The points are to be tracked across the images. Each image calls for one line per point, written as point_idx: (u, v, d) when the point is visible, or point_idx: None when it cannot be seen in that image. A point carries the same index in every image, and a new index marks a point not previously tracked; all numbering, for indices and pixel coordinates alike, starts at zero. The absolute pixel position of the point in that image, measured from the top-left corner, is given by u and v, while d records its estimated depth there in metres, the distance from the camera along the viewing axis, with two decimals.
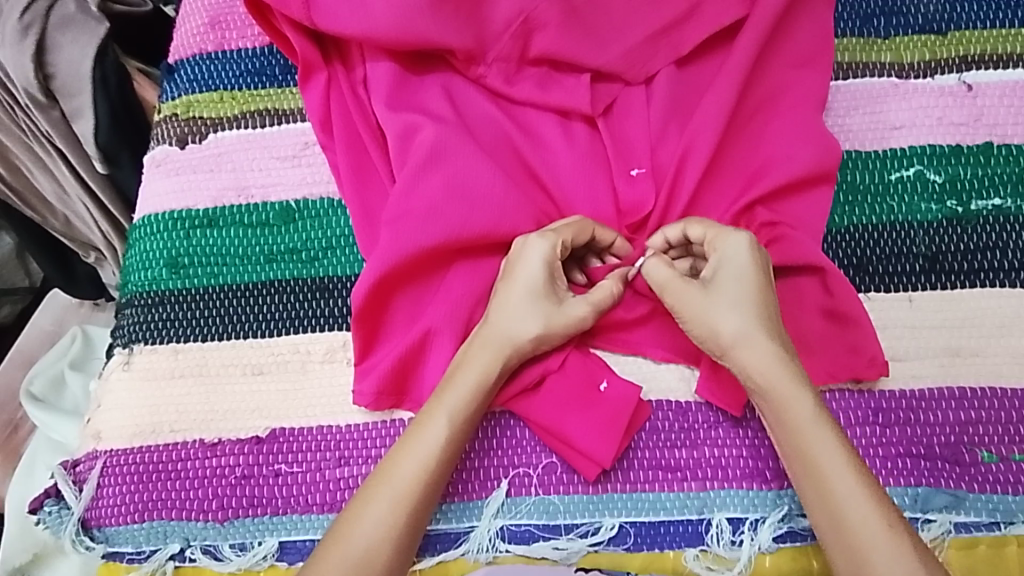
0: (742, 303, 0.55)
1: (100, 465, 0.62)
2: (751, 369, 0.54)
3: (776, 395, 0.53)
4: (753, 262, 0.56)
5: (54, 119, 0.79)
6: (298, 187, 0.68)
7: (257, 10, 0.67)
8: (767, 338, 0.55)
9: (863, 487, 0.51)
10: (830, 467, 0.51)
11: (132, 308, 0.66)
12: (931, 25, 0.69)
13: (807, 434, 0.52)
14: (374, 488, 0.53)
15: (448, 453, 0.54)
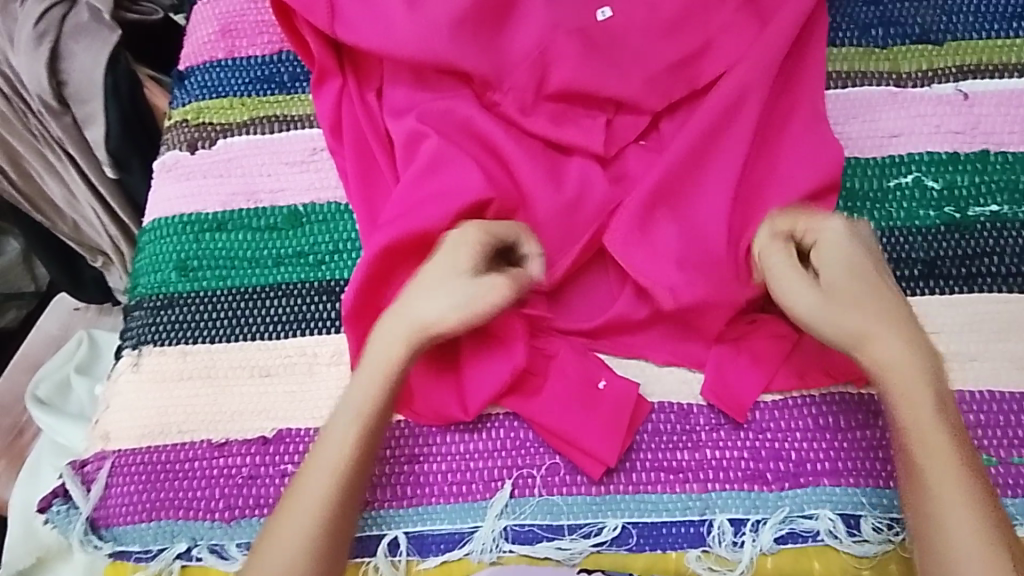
0: (828, 283, 0.56)
1: (109, 465, 0.63)
2: (885, 360, 0.55)
3: (902, 389, 0.54)
4: (848, 243, 0.57)
5: (66, 124, 0.81)
6: (305, 192, 0.69)
7: (281, 13, 0.69)
8: (900, 336, 0.55)
9: (974, 492, 0.51)
10: (949, 462, 0.52)
11: (142, 310, 0.67)
12: (929, 36, 0.70)
13: (934, 430, 0.53)
14: (301, 478, 0.55)
15: (363, 437, 0.56)
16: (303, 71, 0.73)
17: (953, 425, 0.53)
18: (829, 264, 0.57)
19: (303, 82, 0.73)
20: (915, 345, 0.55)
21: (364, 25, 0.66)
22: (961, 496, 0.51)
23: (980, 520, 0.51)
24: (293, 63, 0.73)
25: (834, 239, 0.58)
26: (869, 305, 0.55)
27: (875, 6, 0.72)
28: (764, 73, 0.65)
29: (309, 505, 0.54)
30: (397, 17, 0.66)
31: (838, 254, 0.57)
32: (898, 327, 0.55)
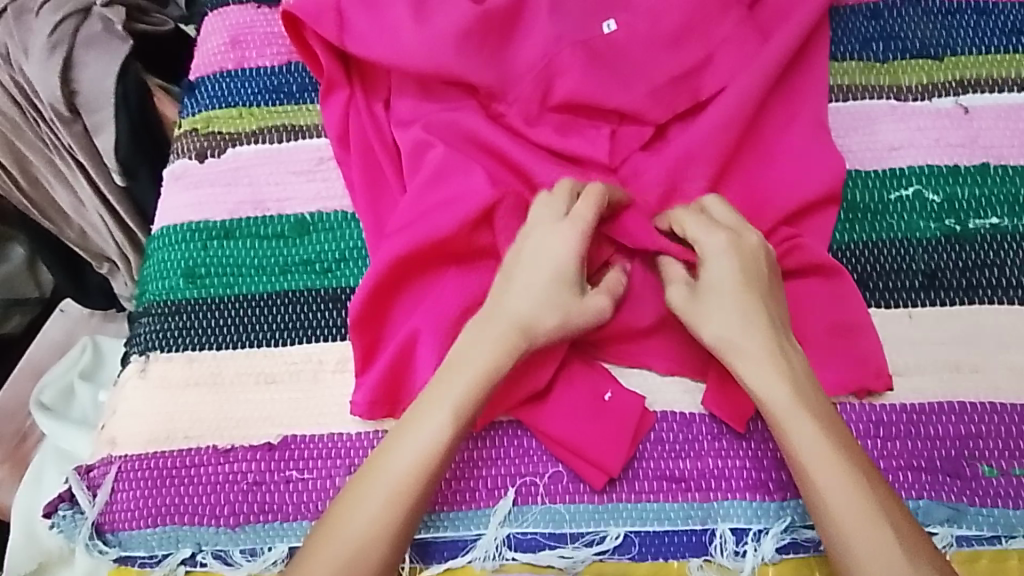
0: (732, 307, 0.57)
1: (115, 470, 0.63)
2: (743, 366, 0.56)
3: (761, 390, 0.56)
4: (730, 261, 0.59)
5: (77, 132, 0.82)
6: (312, 201, 0.70)
7: (291, 26, 0.69)
8: (758, 337, 0.57)
9: (853, 474, 0.52)
10: (826, 453, 0.53)
11: (149, 316, 0.67)
12: (928, 50, 0.71)
13: (796, 424, 0.54)
14: (371, 470, 0.54)
15: (444, 447, 0.55)
16: (311, 82, 0.74)
17: (818, 414, 0.54)
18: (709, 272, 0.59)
19: (311, 93, 0.74)
20: (773, 341, 0.57)
21: (371, 37, 0.67)
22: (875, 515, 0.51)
23: (863, 501, 0.51)
24: (301, 74, 0.74)
25: (717, 251, 0.59)
26: (726, 311, 0.58)
27: (876, 20, 0.73)
28: (766, 87, 0.66)
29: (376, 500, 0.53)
30: (404, 29, 0.67)
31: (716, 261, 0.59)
32: (760, 327, 0.57)
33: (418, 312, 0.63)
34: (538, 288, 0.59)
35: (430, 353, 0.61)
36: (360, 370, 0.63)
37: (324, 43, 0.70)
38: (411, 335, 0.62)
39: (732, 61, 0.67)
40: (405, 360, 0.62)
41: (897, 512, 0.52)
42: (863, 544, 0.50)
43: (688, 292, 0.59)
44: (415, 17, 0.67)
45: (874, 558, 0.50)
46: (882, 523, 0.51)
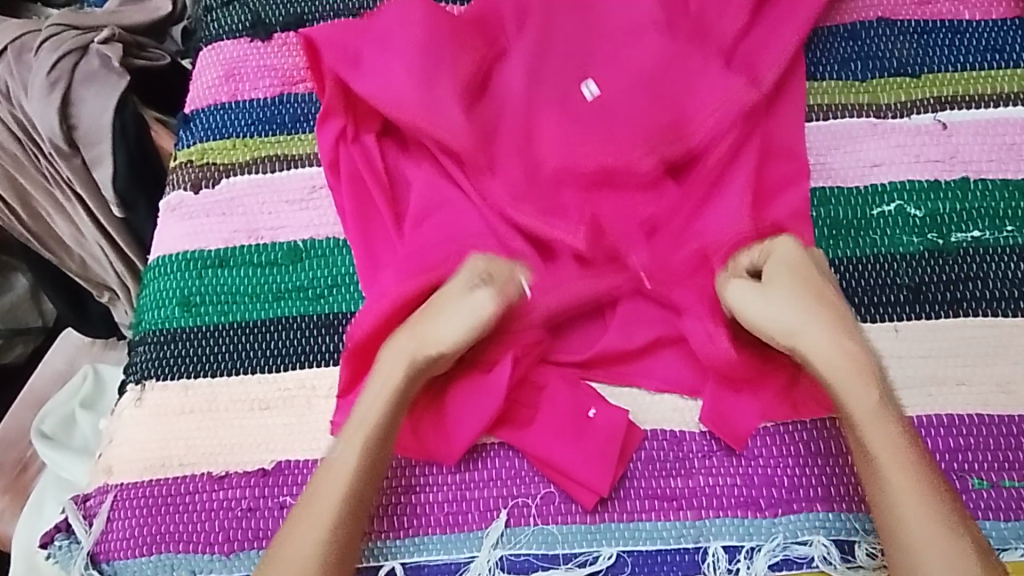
0: (802, 303, 0.59)
1: (110, 499, 0.63)
2: (821, 363, 0.58)
3: (841, 387, 0.56)
4: (809, 264, 0.61)
5: (76, 166, 0.84)
6: (306, 228, 0.71)
7: (313, 55, 0.73)
8: (842, 341, 0.58)
9: (923, 477, 0.53)
10: (901, 453, 0.54)
11: (145, 345, 0.68)
12: (906, 68, 0.73)
13: (876, 426, 0.55)
14: (297, 513, 0.55)
15: (361, 468, 0.56)
16: (303, 112, 0.76)
17: (894, 417, 0.55)
18: (785, 273, 0.61)
19: (303, 123, 0.75)
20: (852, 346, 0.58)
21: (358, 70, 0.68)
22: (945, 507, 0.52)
23: (930, 502, 0.52)
24: (293, 105, 0.76)
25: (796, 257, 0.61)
26: (797, 308, 0.59)
27: (854, 41, 0.74)
28: (746, 110, 0.67)
29: (300, 536, 0.54)
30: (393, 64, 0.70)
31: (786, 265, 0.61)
32: (836, 331, 0.58)
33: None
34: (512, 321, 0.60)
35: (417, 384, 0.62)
36: (344, 392, 0.64)
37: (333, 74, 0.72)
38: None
39: (713, 85, 0.69)
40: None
41: (959, 513, 0.52)
42: (927, 542, 0.51)
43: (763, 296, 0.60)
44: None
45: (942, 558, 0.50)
46: (949, 523, 0.51)
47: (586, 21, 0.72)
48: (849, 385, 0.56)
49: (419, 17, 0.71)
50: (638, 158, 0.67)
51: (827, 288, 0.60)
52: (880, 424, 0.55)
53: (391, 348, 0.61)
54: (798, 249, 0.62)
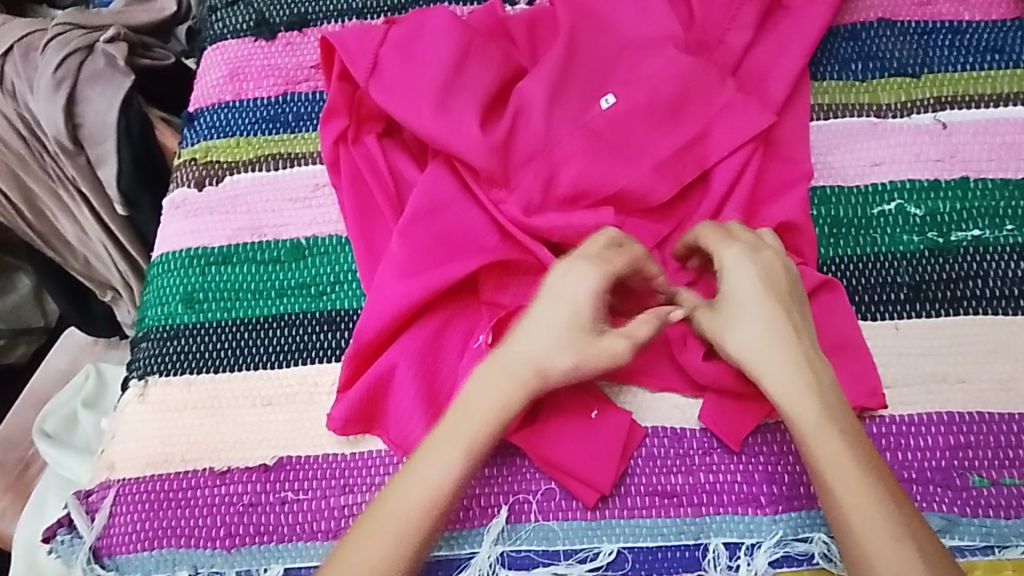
0: (750, 318, 0.58)
1: (112, 494, 0.64)
2: (768, 378, 0.57)
3: (785, 406, 0.56)
4: (754, 270, 0.59)
5: (80, 164, 0.84)
6: (308, 226, 0.71)
7: (327, 54, 0.72)
8: (786, 359, 0.57)
9: (878, 495, 0.52)
10: (852, 473, 0.53)
11: (149, 341, 0.69)
12: (906, 68, 0.73)
13: (823, 437, 0.54)
14: (383, 517, 0.54)
15: (459, 483, 0.55)
16: (307, 111, 0.76)
17: (843, 432, 0.54)
18: (735, 290, 0.59)
19: (307, 122, 0.76)
20: (800, 358, 0.57)
21: (360, 67, 0.69)
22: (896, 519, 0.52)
23: (885, 524, 0.51)
24: (297, 104, 0.77)
25: (736, 264, 0.60)
26: (754, 323, 0.58)
27: (854, 41, 0.75)
28: (747, 109, 0.68)
29: (366, 554, 0.52)
30: (394, 63, 0.69)
31: (737, 278, 0.59)
32: (785, 343, 0.57)
33: (395, 347, 0.64)
34: (560, 308, 0.59)
35: (411, 383, 0.62)
36: (342, 388, 0.64)
37: (345, 70, 0.71)
38: (389, 365, 0.63)
39: (715, 83, 0.69)
40: (384, 387, 0.63)
41: (917, 532, 0.51)
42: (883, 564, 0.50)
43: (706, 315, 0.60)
44: (406, 49, 0.70)
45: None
46: (905, 544, 0.51)
47: (589, 21, 0.73)
48: (794, 398, 0.55)
49: (422, 16, 0.71)
50: (640, 157, 0.67)
51: (777, 294, 0.59)
52: (827, 441, 0.54)
53: (497, 366, 0.58)
54: (747, 261, 0.60)
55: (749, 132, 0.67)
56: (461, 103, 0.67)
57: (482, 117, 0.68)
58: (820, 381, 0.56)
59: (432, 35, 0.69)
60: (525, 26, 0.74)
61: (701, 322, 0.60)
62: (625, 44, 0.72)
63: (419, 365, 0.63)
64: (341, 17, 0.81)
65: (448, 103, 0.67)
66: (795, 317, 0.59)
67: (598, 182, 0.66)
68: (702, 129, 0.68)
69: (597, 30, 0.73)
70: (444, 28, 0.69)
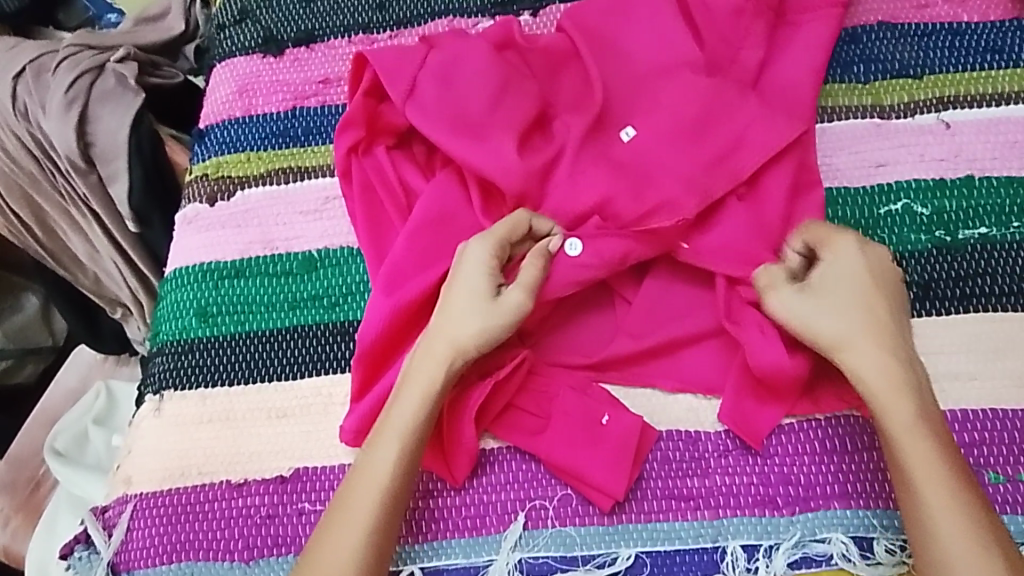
0: (850, 310, 0.58)
1: (129, 509, 0.64)
2: (863, 375, 0.57)
3: (881, 400, 0.56)
4: (868, 266, 0.60)
5: (92, 182, 0.85)
6: (320, 238, 0.72)
7: (359, 68, 0.73)
8: (883, 354, 0.57)
9: (962, 498, 0.52)
10: (942, 474, 0.53)
11: (164, 355, 0.69)
12: (908, 70, 0.74)
13: (912, 438, 0.54)
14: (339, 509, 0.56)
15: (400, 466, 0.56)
16: (316, 125, 0.77)
17: (934, 433, 0.55)
18: (831, 279, 0.59)
19: (316, 135, 0.77)
20: (897, 357, 0.57)
21: (393, 84, 0.70)
22: (980, 524, 0.52)
23: (969, 524, 0.52)
24: (306, 118, 0.78)
25: (852, 257, 0.60)
26: (851, 316, 0.58)
27: (856, 44, 0.76)
28: (754, 113, 0.68)
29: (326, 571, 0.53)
30: (430, 86, 0.70)
31: (835, 271, 0.60)
32: (882, 342, 0.57)
33: (402, 362, 0.64)
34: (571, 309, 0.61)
35: None
36: (355, 398, 0.64)
37: (373, 84, 0.72)
38: (399, 376, 0.64)
39: (721, 87, 0.69)
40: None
41: (992, 526, 0.52)
42: (964, 560, 0.51)
43: (810, 296, 0.59)
44: (435, 68, 0.70)
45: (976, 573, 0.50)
46: (985, 542, 0.51)
47: (594, 32, 0.74)
48: (886, 398, 0.56)
49: (457, 42, 0.72)
50: (647, 163, 0.68)
51: (885, 292, 0.59)
52: (920, 432, 0.55)
53: (426, 347, 0.60)
54: (858, 253, 0.60)
55: (756, 134, 0.68)
56: (482, 119, 0.69)
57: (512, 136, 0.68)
58: (910, 383, 0.56)
59: (462, 58, 0.71)
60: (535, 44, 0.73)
61: (802, 304, 0.59)
62: (628, 54, 0.74)
63: None
64: (347, 32, 0.82)
65: (480, 128, 0.68)
66: (891, 313, 0.59)
67: (607, 187, 0.66)
68: (710, 133, 0.68)
69: (602, 40, 0.74)
70: (481, 56, 0.70)
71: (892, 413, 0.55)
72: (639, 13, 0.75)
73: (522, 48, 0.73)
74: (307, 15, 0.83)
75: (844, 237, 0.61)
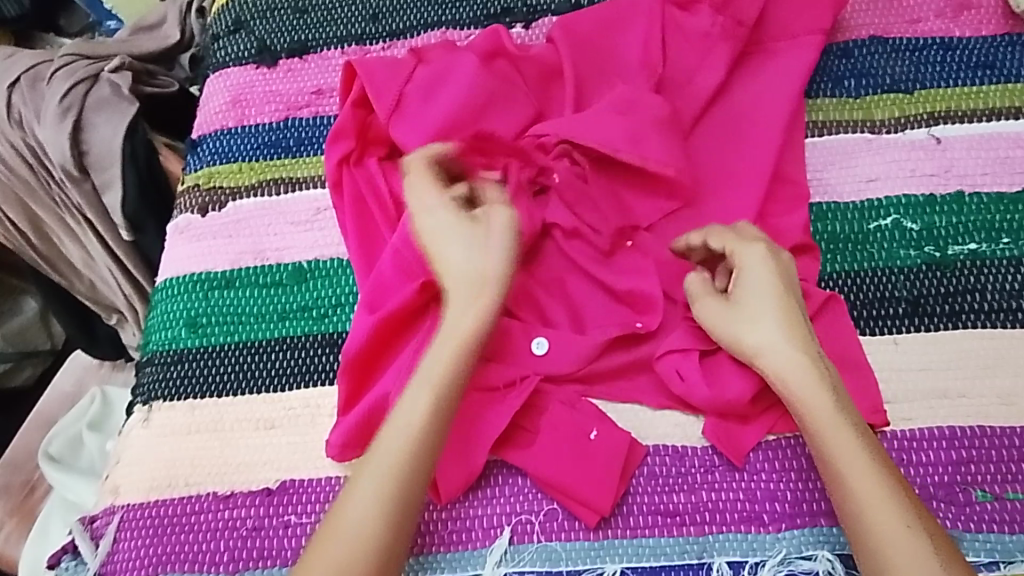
0: (765, 314, 0.60)
1: (116, 520, 0.64)
2: (783, 377, 0.58)
3: (800, 399, 0.57)
4: (773, 270, 0.61)
5: (86, 191, 0.85)
6: (310, 250, 0.72)
7: (348, 79, 0.73)
8: (793, 350, 0.58)
9: (890, 491, 0.52)
10: (865, 469, 0.53)
11: (153, 365, 0.69)
12: (899, 85, 0.74)
13: (834, 437, 0.55)
14: (363, 469, 0.55)
15: (425, 432, 0.56)
16: (308, 136, 0.77)
17: (857, 430, 0.55)
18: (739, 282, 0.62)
19: (309, 146, 0.77)
20: (811, 357, 0.58)
21: (383, 98, 0.70)
22: (908, 517, 0.52)
23: (898, 515, 0.52)
24: (299, 129, 0.78)
25: (754, 263, 0.62)
26: (764, 321, 0.60)
27: (848, 59, 0.76)
28: None
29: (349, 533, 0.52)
30: (417, 103, 0.70)
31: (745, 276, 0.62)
32: (798, 345, 0.59)
33: (389, 374, 0.64)
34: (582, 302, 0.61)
35: None
36: (342, 411, 0.64)
37: (362, 96, 0.72)
38: (384, 390, 0.63)
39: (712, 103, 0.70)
40: (381, 413, 0.63)
41: (925, 518, 0.52)
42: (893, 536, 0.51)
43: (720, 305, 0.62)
44: (428, 83, 0.71)
45: (911, 567, 0.50)
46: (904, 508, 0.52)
47: (586, 45, 0.75)
48: (807, 397, 0.57)
49: (448, 57, 0.72)
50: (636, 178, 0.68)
51: (794, 295, 0.61)
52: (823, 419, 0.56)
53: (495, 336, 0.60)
54: (764, 260, 0.62)
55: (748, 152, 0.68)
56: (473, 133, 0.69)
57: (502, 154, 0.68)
58: (832, 382, 0.57)
59: (452, 73, 0.71)
60: (527, 54, 0.74)
61: (710, 311, 0.62)
62: (619, 70, 0.74)
63: None
64: (341, 43, 0.82)
65: (468, 143, 0.68)
66: (803, 315, 0.60)
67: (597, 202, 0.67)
68: None
69: (594, 55, 0.74)
70: (474, 70, 0.71)
71: (812, 413, 0.56)
72: (629, 28, 0.76)
73: (514, 61, 0.73)
74: (301, 26, 0.83)
75: (749, 244, 0.62)
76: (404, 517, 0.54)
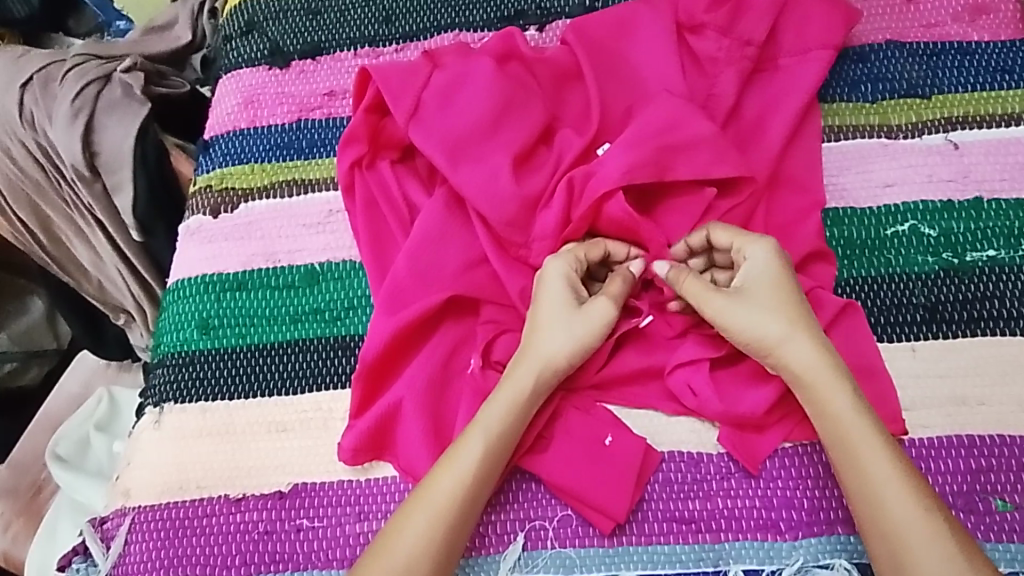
0: (807, 341, 0.59)
1: (128, 522, 0.63)
2: (830, 409, 0.57)
3: (848, 431, 0.56)
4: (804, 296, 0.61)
5: (97, 192, 0.85)
6: (322, 252, 0.72)
7: (362, 84, 0.73)
8: (840, 382, 0.57)
9: (933, 529, 0.52)
10: (909, 504, 0.53)
11: (165, 367, 0.69)
12: (916, 89, 0.73)
13: (879, 471, 0.54)
14: (414, 504, 0.56)
15: (484, 470, 0.56)
16: (321, 138, 0.77)
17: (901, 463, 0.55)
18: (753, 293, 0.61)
19: (321, 148, 0.77)
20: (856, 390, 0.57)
21: (397, 99, 0.70)
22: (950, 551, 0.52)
23: (941, 551, 0.51)
24: (311, 130, 0.78)
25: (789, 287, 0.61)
26: (806, 350, 0.58)
27: (864, 63, 0.75)
28: None
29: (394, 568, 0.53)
30: (430, 107, 0.70)
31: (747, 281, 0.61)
32: (845, 379, 0.57)
33: (402, 380, 0.64)
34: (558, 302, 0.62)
35: (420, 413, 0.62)
36: (354, 415, 0.64)
37: (377, 101, 0.72)
38: (397, 396, 0.63)
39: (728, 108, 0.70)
40: (394, 417, 0.63)
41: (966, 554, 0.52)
42: None
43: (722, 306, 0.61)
44: (442, 86, 0.70)
45: None
46: (939, 536, 0.52)
47: (601, 48, 0.74)
48: (857, 433, 0.55)
49: (464, 62, 0.72)
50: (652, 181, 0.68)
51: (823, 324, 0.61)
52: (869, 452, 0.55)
53: (519, 358, 0.60)
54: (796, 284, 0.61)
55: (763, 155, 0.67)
56: (487, 135, 0.69)
57: (516, 158, 0.68)
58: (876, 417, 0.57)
59: (467, 76, 0.71)
60: (541, 56, 0.74)
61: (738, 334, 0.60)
62: (634, 74, 0.74)
63: (426, 394, 0.63)
64: (354, 45, 0.82)
65: (482, 147, 0.68)
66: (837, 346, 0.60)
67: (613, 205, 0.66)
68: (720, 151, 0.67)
69: (609, 58, 0.74)
70: (489, 72, 0.71)
71: (861, 447, 0.55)
72: (644, 32, 0.75)
73: (529, 63, 0.73)
74: (313, 28, 0.83)
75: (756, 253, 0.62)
76: (449, 554, 0.55)
